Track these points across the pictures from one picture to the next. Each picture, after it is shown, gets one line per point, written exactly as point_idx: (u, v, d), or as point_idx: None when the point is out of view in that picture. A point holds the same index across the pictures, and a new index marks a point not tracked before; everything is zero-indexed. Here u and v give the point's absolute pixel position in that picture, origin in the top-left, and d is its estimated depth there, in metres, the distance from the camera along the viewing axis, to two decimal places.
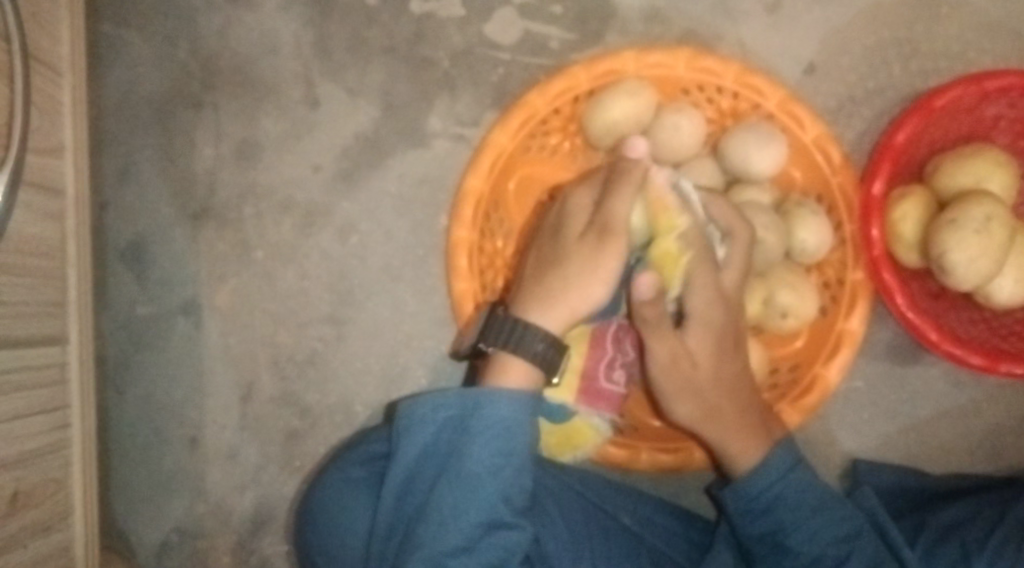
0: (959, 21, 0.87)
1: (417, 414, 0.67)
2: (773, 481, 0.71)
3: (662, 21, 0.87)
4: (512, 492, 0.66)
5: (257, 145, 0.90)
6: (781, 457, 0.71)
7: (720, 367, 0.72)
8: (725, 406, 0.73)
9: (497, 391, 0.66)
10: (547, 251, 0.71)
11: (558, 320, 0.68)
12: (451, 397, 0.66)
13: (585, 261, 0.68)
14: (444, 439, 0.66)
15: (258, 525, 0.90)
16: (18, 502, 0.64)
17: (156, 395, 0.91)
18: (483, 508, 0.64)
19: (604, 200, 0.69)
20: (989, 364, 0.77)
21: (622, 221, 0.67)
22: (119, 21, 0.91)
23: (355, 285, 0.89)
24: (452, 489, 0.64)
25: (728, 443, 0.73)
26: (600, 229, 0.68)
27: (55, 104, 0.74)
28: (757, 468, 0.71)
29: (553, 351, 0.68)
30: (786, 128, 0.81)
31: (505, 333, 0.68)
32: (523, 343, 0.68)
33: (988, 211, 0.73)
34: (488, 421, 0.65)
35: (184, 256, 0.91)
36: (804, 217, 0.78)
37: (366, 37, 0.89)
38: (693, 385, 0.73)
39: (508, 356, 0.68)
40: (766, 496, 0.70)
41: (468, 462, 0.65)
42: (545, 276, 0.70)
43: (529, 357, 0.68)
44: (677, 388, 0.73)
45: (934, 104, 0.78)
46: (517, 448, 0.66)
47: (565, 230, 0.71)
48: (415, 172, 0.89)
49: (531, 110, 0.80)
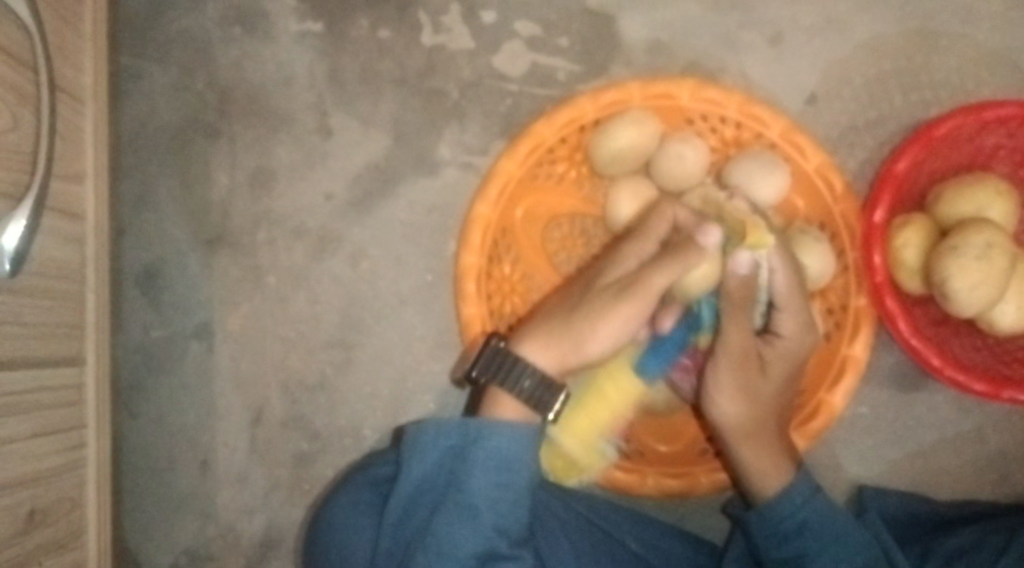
0: (958, 53, 0.89)
1: (418, 444, 0.68)
2: (798, 506, 0.71)
3: (666, 53, 0.89)
4: (510, 523, 0.67)
5: (271, 174, 0.93)
6: (804, 483, 0.72)
7: (783, 382, 0.74)
8: (768, 426, 0.74)
9: (496, 423, 0.67)
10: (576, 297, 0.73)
11: (552, 359, 0.70)
12: (453, 426, 0.68)
13: (602, 310, 0.70)
14: (445, 468, 0.67)
15: (267, 547, 0.91)
16: (34, 519, 0.65)
17: (168, 418, 0.93)
18: (479, 537, 0.65)
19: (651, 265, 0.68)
20: (992, 391, 0.78)
21: (649, 291, 0.68)
22: (139, 54, 0.94)
23: (365, 310, 0.91)
24: (450, 518, 0.65)
25: (757, 462, 0.74)
26: (628, 286, 0.69)
27: (79, 133, 0.77)
28: (784, 491, 0.72)
29: (542, 389, 0.69)
30: (789, 157, 0.82)
31: (495, 368, 0.70)
32: (511, 377, 0.70)
33: (988, 238, 0.75)
34: (489, 450, 0.66)
35: (198, 282, 0.93)
36: (808, 244, 0.79)
37: (378, 69, 0.92)
38: (751, 393, 0.73)
39: (499, 390, 0.70)
40: (791, 521, 0.71)
41: (468, 491, 0.65)
42: (563, 318, 0.71)
43: (518, 394, 0.69)
44: (735, 381, 0.72)
45: (934, 133, 0.80)
46: (517, 480, 0.67)
47: (601, 278, 0.73)
48: (424, 199, 0.91)
49: (538, 139, 0.82)
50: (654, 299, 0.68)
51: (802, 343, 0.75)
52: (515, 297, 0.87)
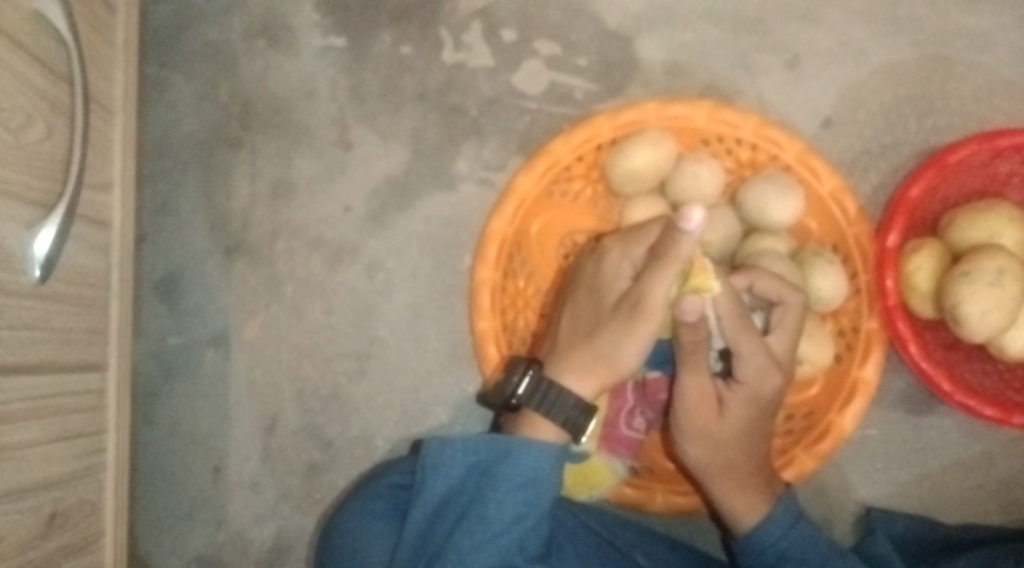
0: (972, 80, 0.90)
1: (446, 455, 0.69)
2: (779, 536, 0.72)
3: (683, 75, 0.91)
4: (528, 539, 0.68)
5: (291, 185, 0.94)
6: (784, 512, 0.72)
7: (742, 426, 0.73)
8: (740, 468, 0.74)
9: (529, 442, 0.68)
10: (586, 315, 0.76)
11: (590, 387, 0.72)
12: (482, 442, 0.68)
13: (619, 329, 0.72)
14: (471, 482, 0.68)
15: (277, 554, 0.92)
16: (55, 522, 0.66)
17: (183, 424, 0.94)
18: (499, 553, 0.66)
19: (646, 276, 0.69)
20: (1003, 416, 0.78)
21: (654, 303, 0.69)
22: (164, 64, 0.95)
23: (380, 322, 0.92)
24: (471, 532, 0.66)
25: (729, 498, 0.74)
26: (635, 303, 0.70)
27: (107, 142, 0.78)
28: (763, 522, 0.73)
29: (582, 416, 0.72)
30: (803, 179, 0.83)
31: (538, 395, 0.72)
32: (554, 405, 0.71)
33: (1000, 265, 0.75)
34: (516, 469, 0.67)
35: (217, 290, 0.94)
36: (821, 266, 0.80)
37: (399, 84, 0.93)
38: (711, 437, 0.73)
39: (538, 416, 0.72)
40: (772, 553, 0.72)
41: (491, 509, 0.66)
42: (581, 343, 0.74)
43: (559, 421, 0.71)
44: (698, 426, 0.74)
45: (948, 159, 0.81)
46: (541, 500, 0.68)
47: (610, 294, 0.75)
48: (441, 213, 0.92)
49: (554, 157, 0.83)
50: (660, 310, 0.70)
51: (766, 384, 0.73)
52: (528, 312, 0.88)
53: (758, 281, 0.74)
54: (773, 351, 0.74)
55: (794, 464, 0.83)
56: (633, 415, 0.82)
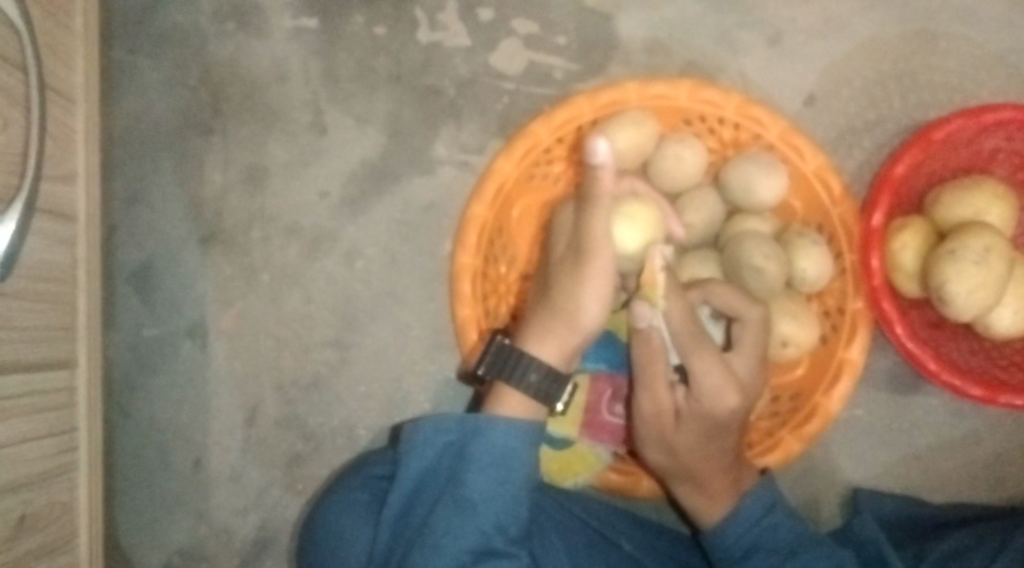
0: (957, 54, 0.88)
1: (420, 440, 0.68)
2: (744, 531, 0.71)
3: (664, 52, 0.89)
4: (506, 520, 0.65)
5: (265, 171, 0.92)
6: (755, 501, 0.72)
7: (696, 438, 0.72)
8: (703, 475, 0.73)
9: (496, 420, 0.67)
10: (547, 276, 0.74)
11: (553, 349, 0.71)
12: (452, 421, 0.68)
13: (568, 285, 0.70)
14: (445, 464, 0.67)
15: (260, 547, 0.91)
16: (24, 525, 0.65)
17: (161, 417, 0.92)
18: (477, 533, 0.63)
19: (583, 219, 0.68)
20: (989, 396, 0.77)
21: (598, 242, 0.68)
22: (131, 48, 0.93)
23: (359, 310, 0.91)
24: (447, 513, 0.64)
25: (690, 498, 0.75)
26: (580, 251, 0.69)
27: (70, 132, 0.76)
28: (731, 515, 0.72)
29: (550, 383, 0.70)
30: (787, 158, 0.81)
31: (503, 363, 0.70)
32: (519, 373, 0.70)
33: (987, 243, 0.74)
34: (486, 447, 0.66)
35: (192, 280, 0.92)
36: (805, 246, 0.79)
37: (373, 66, 0.91)
38: (669, 444, 0.73)
39: (505, 387, 0.71)
40: (741, 542, 0.71)
41: (467, 488, 0.64)
42: (541, 307, 0.72)
43: (526, 390, 0.70)
44: (653, 434, 0.74)
45: (933, 136, 0.79)
46: (516, 479, 0.66)
47: (558, 254, 0.73)
48: (420, 198, 0.90)
49: (534, 139, 0.81)
50: (605, 248, 0.68)
51: (721, 400, 0.71)
52: (510, 298, 0.87)
53: (713, 295, 0.74)
54: (736, 371, 0.73)
55: (779, 448, 0.82)
56: (614, 399, 0.81)
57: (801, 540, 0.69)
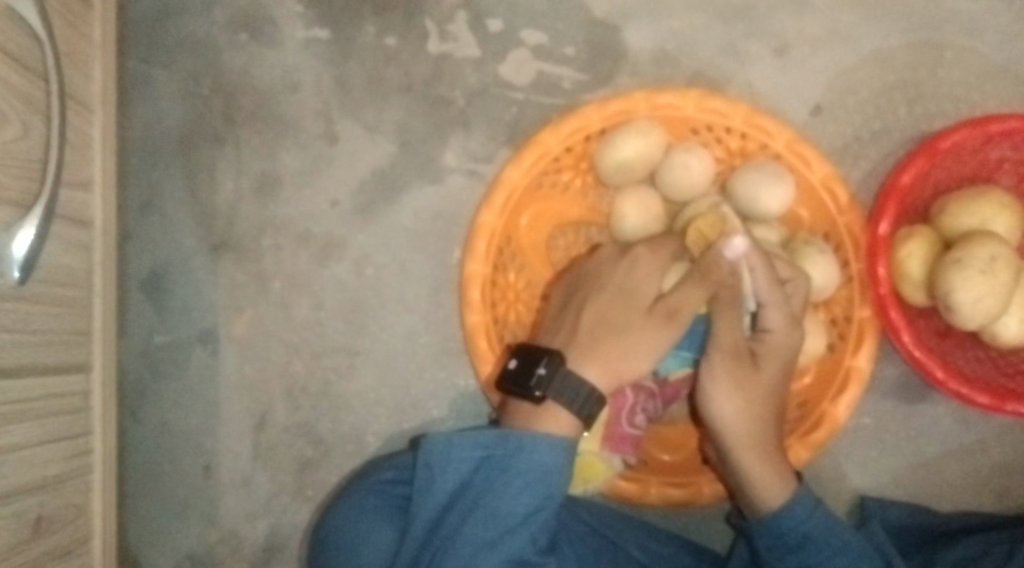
0: (961, 65, 0.89)
1: (454, 451, 0.67)
2: (802, 518, 0.71)
3: (671, 63, 0.90)
4: (539, 532, 0.66)
5: (277, 180, 0.93)
6: (806, 494, 0.72)
7: (774, 379, 0.74)
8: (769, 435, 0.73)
9: (542, 438, 0.67)
10: (607, 309, 0.72)
11: (611, 388, 0.71)
12: (492, 436, 0.67)
13: (648, 339, 0.71)
14: (480, 477, 0.67)
15: (270, 553, 0.91)
16: (41, 526, 0.65)
17: (172, 424, 0.93)
18: (512, 546, 0.64)
19: (683, 287, 0.72)
20: (996, 403, 0.78)
21: (689, 308, 0.71)
22: (145, 58, 0.94)
23: (369, 317, 0.92)
24: (482, 524, 0.64)
25: (758, 470, 0.72)
26: (670, 317, 0.71)
27: (87, 139, 0.77)
28: (786, 505, 0.71)
29: (600, 409, 0.70)
30: (795, 168, 0.82)
31: (564, 387, 0.69)
32: (570, 393, 0.69)
33: (992, 251, 0.75)
34: (528, 464, 0.66)
35: (203, 287, 0.93)
36: (812, 255, 0.79)
37: (384, 76, 0.92)
38: (743, 386, 0.73)
39: (558, 407, 0.69)
40: (796, 532, 0.70)
41: (502, 500, 0.65)
42: (604, 343, 0.71)
43: (577, 411, 0.69)
44: (730, 377, 0.73)
45: (938, 146, 0.80)
46: (552, 494, 0.67)
47: (636, 301, 0.72)
48: (430, 207, 0.91)
49: (542, 149, 0.82)
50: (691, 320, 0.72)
51: (792, 339, 0.74)
52: (519, 305, 0.87)
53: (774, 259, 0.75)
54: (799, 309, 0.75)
55: (786, 456, 0.82)
56: (635, 411, 0.79)
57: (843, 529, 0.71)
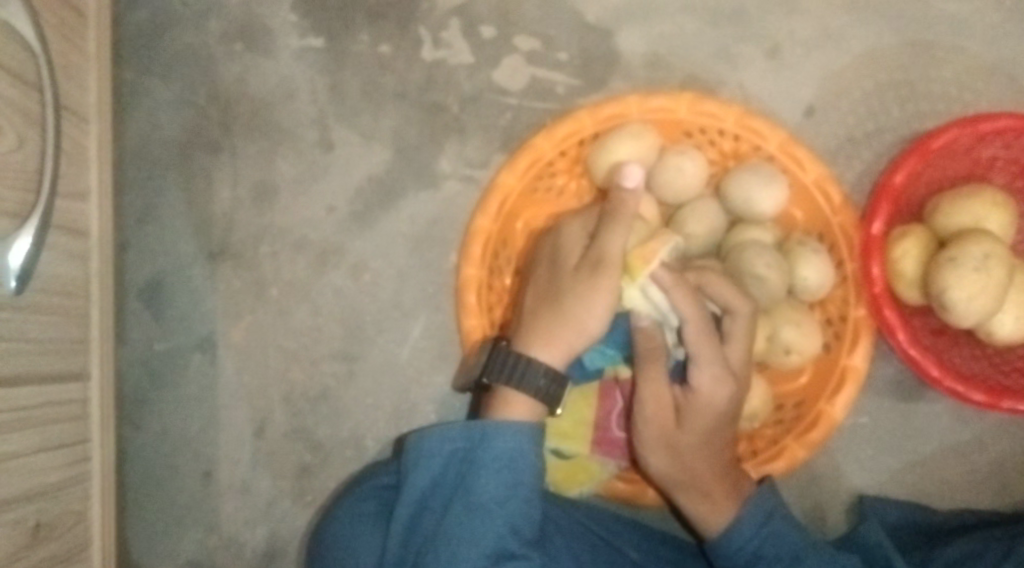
0: (953, 64, 0.89)
1: (425, 447, 0.69)
2: (750, 536, 0.71)
3: (664, 66, 0.90)
4: (521, 523, 0.66)
5: (274, 188, 0.93)
6: (756, 508, 0.72)
7: (699, 434, 0.72)
8: (706, 483, 0.73)
9: (504, 424, 0.67)
10: (547, 281, 0.74)
11: (556, 352, 0.71)
12: (457, 429, 0.68)
13: (581, 292, 0.71)
14: (452, 471, 0.68)
15: (270, 558, 0.92)
16: (39, 533, 0.66)
17: (172, 431, 0.94)
18: (492, 537, 0.64)
19: (602, 233, 0.71)
20: (992, 401, 0.78)
21: (613, 257, 0.70)
22: (142, 69, 0.95)
23: (366, 322, 0.92)
24: (458, 518, 0.65)
25: (695, 506, 0.74)
26: (593, 263, 0.71)
27: (83, 150, 0.78)
28: (731, 525, 0.72)
29: (554, 385, 0.71)
30: (787, 169, 0.83)
31: (507, 370, 0.71)
32: (525, 378, 0.70)
33: (986, 249, 0.75)
34: (494, 452, 0.67)
35: (202, 294, 0.94)
36: (806, 254, 0.79)
37: (379, 83, 0.92)
38: (671, 442, 0.73)
39: (510, 390, 0.71)
40: (744, 552, 0.71)
41: (475, 492, 0.65)
42: (544, 312, 0.73)
43: (531, 393, 0.70)
44: (656, 436, 0.74)
45: (931, 145, 0.80)
46: (525, 480, 0.67)
47: (565, 266, 0.74)
48: (426, 212, 0.92)
49: (536, 153, 0.83)
50: (618, 265, 0.70)
51: (716, 397, 0.71)
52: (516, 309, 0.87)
53: (710, 284, 0.72)
54: (731, 362, 0.72)
55: (784, 455, 0.82)
56: (624, 416, 0.80)
57: (805, 545, 0.70)
